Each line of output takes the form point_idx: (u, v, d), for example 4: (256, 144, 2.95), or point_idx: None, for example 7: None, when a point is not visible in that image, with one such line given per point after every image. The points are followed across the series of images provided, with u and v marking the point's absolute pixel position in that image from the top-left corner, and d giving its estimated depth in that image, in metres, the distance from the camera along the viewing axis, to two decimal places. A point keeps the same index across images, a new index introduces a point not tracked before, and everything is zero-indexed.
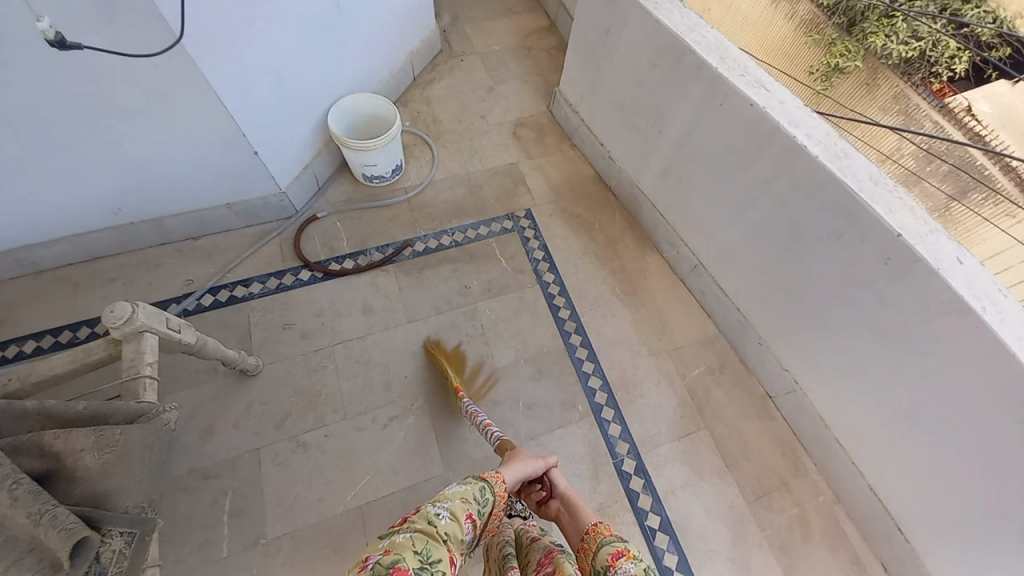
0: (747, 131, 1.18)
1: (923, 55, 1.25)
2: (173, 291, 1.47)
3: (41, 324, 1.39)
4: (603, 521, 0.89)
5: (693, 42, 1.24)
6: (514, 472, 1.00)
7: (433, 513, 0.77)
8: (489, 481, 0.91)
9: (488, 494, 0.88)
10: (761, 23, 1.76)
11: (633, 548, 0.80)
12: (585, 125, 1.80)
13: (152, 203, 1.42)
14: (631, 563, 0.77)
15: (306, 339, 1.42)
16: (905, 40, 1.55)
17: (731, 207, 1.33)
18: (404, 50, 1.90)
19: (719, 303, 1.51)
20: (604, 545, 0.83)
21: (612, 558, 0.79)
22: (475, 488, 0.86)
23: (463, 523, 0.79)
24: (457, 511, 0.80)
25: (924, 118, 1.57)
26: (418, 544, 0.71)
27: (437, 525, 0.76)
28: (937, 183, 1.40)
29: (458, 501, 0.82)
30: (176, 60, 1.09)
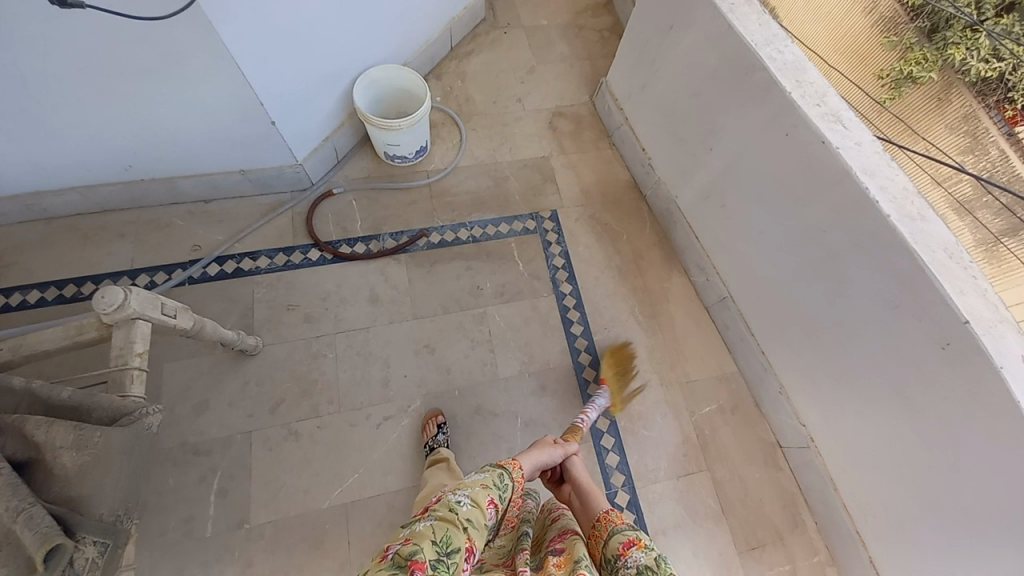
0: (810, 171, 1.06)
1: (990, 77, 1.05)
2: (180, 256, 1.43)
3: (47, 274, 1.37)
4: (614, 509, 0.88)
5: (767, 58, 1.09)
6: (533, 458, 0.99)
7: (454, 501, 0.78)
8: (508, 467, 0.91)
9: (508, 479, 0.89)
10: (836, 10, 1.25)
11: (644, 536, 0.80)
12: (628, 125, 1.66)
13: (164, 162, 1.35)
14: (642, 552, 0.77)
15: (308, 323, 1.38)
16: (987, 56, 1.04)
17: (775, 246, 1.22)
18: (444, 17, 1.75)
19: (742, 341, 1.42)
20: (615, 532, 0.83)
21: (623, 547, 0.79)
22: (495, 475, 0.87)
23: (485, 509, 0.80)
24: (479, 497, 0.81)
25: (990, 146, 1.07)
26: (438, 532, 0.70)
27: (458, 512, 0.76)
28: (986, 217, 1.05)
29: (479, 488, 0.83)
30: (192, 26, 0.99)
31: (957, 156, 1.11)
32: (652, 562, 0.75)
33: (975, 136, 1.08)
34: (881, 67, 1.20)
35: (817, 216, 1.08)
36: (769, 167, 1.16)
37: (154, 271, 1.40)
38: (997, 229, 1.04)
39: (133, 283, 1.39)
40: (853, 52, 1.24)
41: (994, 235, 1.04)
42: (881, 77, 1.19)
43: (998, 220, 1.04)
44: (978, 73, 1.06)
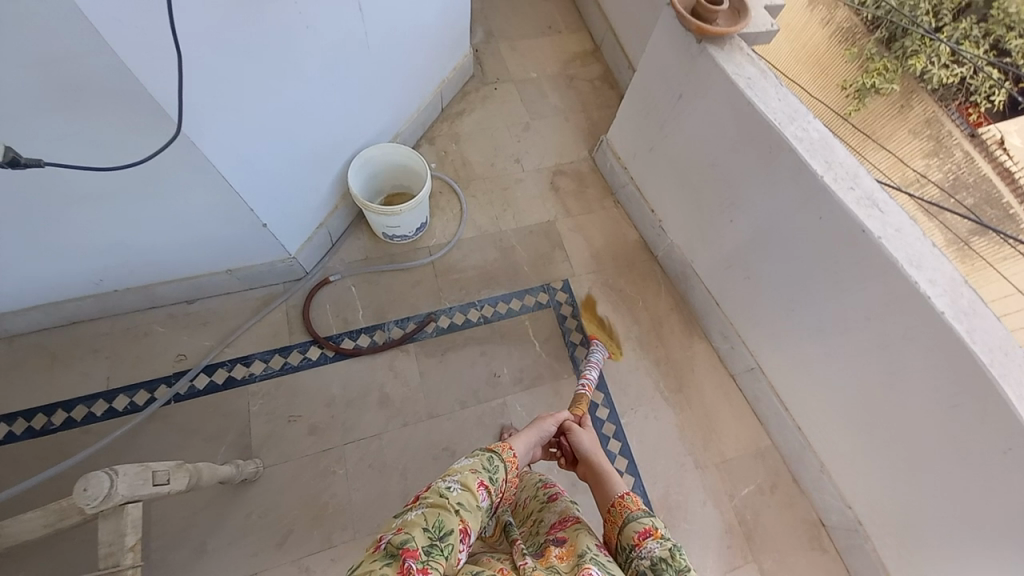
0: (851, 260, 1.01)
1: (950, 81, 1.75)
2: (163, 370, 1.28)
3: (10, 405, 1.21)
4: (629, 493, 0.82)
5: (793, 137, 1.04)
6: (527, 441, 0.92)
7: (443, 486, 0.72)
8: (497, 450, 0.83)
9: (498, 462, 0.81)
10: (809, 36, 1.73)
11: (661, 525, 0.75)
12: (634, 185, 1.58)
13: (138, 273, 1.22)
14: (657, 543, 0.72)
15: (314, 437, 1.25)
16: (945, 67, 1.76)
17: (814, 326, 1.16)
18: (434, 82, 1.67)
19: (776, 414, 1.35)
20: (631, 520, 0.77)
21: (637, 537, 0.74)
22: (483, 458, 0.79)
23: (475, 493, 0.74)
24: (468, 481, 0.75)
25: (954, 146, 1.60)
26: (429, 519, 0.67)
27: (448, 497, 0.71)
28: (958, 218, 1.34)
29: (468, 472, 0.76)
30: (181, 151, 0.90)
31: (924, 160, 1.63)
32: (667, 554, 0.70)
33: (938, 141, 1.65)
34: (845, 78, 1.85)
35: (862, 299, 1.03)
36: (800, 248, 1.11)
37: (134, 389, 1.26)
38: (967, 231, 1.30)
39: (111, 406, 1.24)
40: (813, 58, 1.77)
41: (964, 235, 1.31)
42: (846, 90, 1.83)
43: (964, 222, 1.32)
44: (942, 78, 1.77)
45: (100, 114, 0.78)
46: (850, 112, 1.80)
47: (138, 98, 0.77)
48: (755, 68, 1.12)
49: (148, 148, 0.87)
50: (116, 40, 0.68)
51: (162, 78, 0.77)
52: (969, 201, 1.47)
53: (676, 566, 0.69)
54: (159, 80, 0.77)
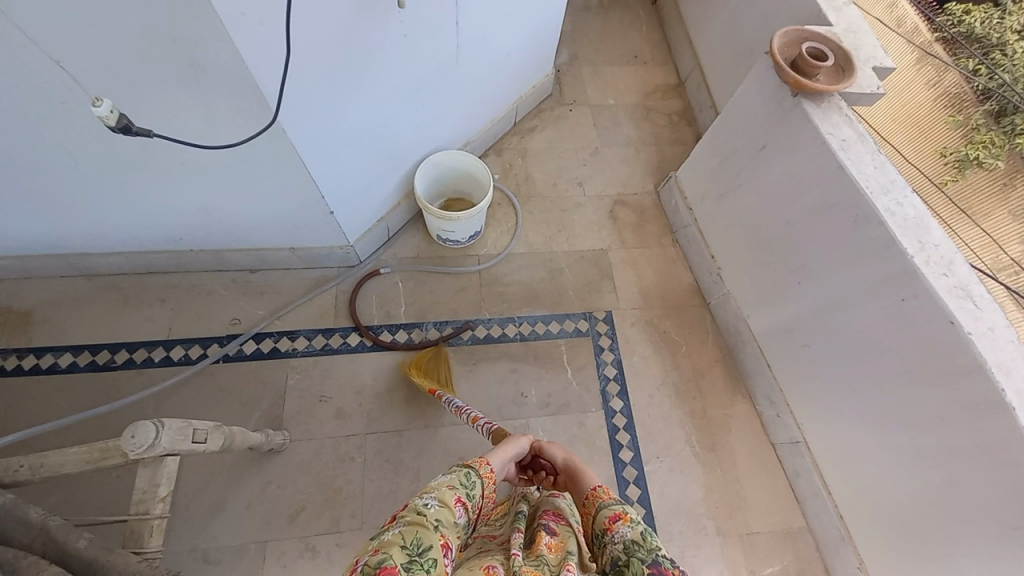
0: (930, 351, 0.94)
1: None
2: (217, 330, 1.37)
3: (85, 337, 1.34)
4: (601, 485, 0.81)
5: (884, 210, 0.98)
6: (502, 457, 0.91)
7: (420, 504, 0.69)
8: (474, 465, 0.82)
9: (474, 477, 0.80)
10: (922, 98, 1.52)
11: (632, 509, 0.73)
12: (697, 227, 1.53)
13: (213, 237, 1.31)
14: (628, 527, 0.70)
15: (340, 420, 1.29)
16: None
17: (875, 411, 1.07)
18: (512, 97, 1.70)
19: (815, 496, 1.25)
20: (603, 508, 0.76)
21: (608, 521, 0.73)
22: (460, 474, 0.78)
23: (453, 508, 0.71)
24: (446, 497, 0.72)
25: None
26: (407, 537, 0.63)
27: (426, 514, 0.68)
28: None
29: (445, 488, 0.74)
30: (273, 138, 0.96)
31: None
32: (639, 537, 0.68)
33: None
34: (944, 144, 1.48)
35: (939, 397, 0.95)
36: (875, 328, 1.03)
37: (189, 343, 1.35)
38: None
39: (167, 355, 1.33)
40: (913, 121, 1.51)
41: None
42: (945, 157, 1.45)
43: None
44: None
45: (209, 95, 0.85)
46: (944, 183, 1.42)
47: (244, 85, 0.83)
48: (852, 131, 1.07)
49: (244, 131, 0.94)
50: (235, 32, 0.74)
51: (268, 68, 0.82)
52: None
53: (648, 548, 0.66)
54: (267, 71, 0.83)
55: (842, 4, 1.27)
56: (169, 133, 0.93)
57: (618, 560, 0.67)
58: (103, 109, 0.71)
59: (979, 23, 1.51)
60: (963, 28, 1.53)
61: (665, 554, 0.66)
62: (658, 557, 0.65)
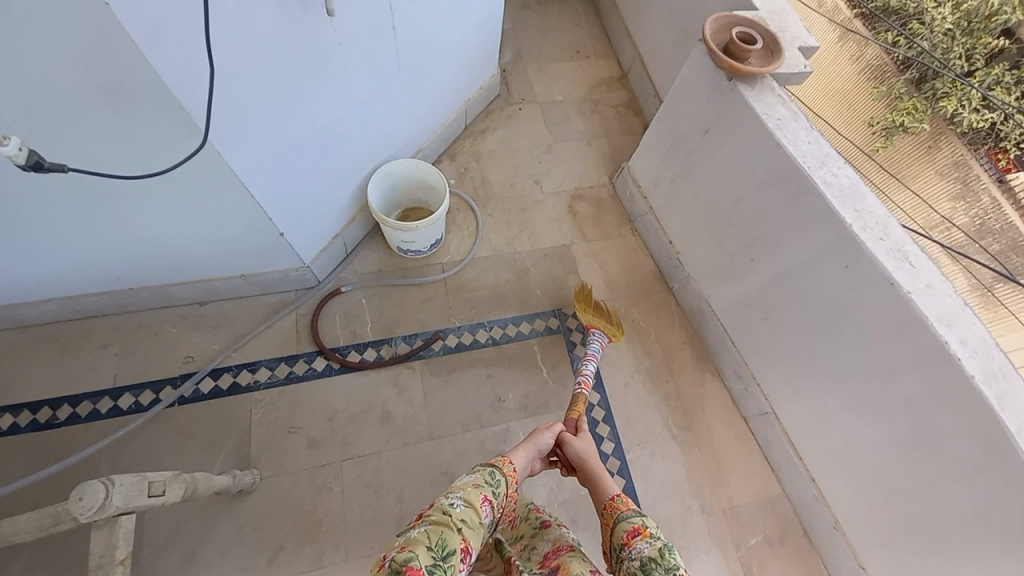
0: (878, 314, 0.99)
1: (981, 126, 1.68)
2: (169, 371, 1.28)
3: (19, 396, 1.22)
4: (619, 495, 0.84)
5: (822, 182, 1.03)
6: (524, 457, 0.92)
7: (447, 504, 0.74)
8: (497, 464, 0.85)
9: (499, 475, 0.83)
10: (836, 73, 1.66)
11: (651, 524, 0.77)
12: (653, 214, 1.56)
13: (156, 273, 1.23)
14: (646, 543, 0.74)
15: (313, 450, 1.23)
16: (974, 111, 1.71)
17: (835, 376, 1.13)
18: (460, 100, 1.68)
19: (788, 461, 1.31)
20: (621, 520, 0.79)
21: (627, 536, 0.77)
22: (486, 473, 0.81)
23: (479, 508, 0.75)
24: (472, 497, 0.76)
25: (982, 190, 1.45)
26: (432, 537, 0.68)
27: (452, 514, 0.72)
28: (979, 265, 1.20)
29: (471, 488, 0.78)
30: (205, 159, 0.90)
31: (949, 202, 1.46)
32: (656, 554, 0.72)
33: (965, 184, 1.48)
34: (873, 115, 1.76)
35: (891, 357, 1.00)
36: (827, 296, 1.08)
37: (139, 389, 1.26)
38: (988, 278, 1.17)
39: (115, 404, 1.23)
40: (841, 96, 1.68)
41: (986, 282, 1.17)
42: (873, 127, 1.74)
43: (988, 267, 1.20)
44: (971, 122, 1.70)
45: (131, 116, 0.78)
46: (877, 150, 1.67)
47: (168, 104, 0.77)
48: (786, 109, 1.11)
49: (172, 153, 0.87)
50: (151, 51, 0.68)
51: (193, 89, 0.76)
52: (994, 247, 1.35)
53: (665, 564, 0.71)
54: (192, 89, 0.76)
55: None
56: (86, 163, 0.85)
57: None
58: (10, 147, 0.63)
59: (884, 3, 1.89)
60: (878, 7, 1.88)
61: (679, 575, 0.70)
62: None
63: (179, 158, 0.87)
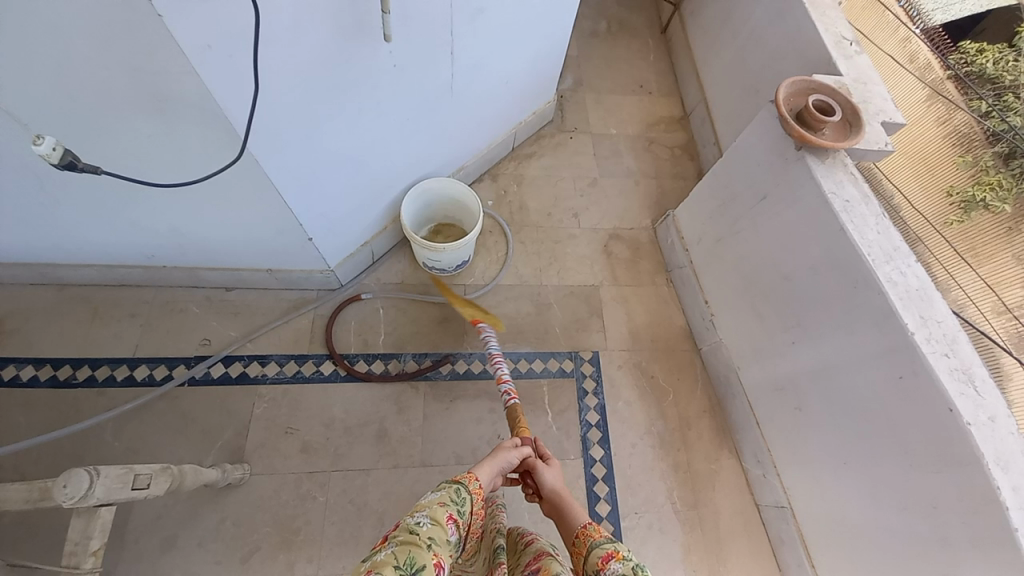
0: (928, 439, 0.88)
1: None
2: (185, 351, 1.31)
3: (46, 350, 1.28)
4: (592, 523, 0.80)
5: (886, 279, 0.93)
6: (491, 471, 0.88)
7: (413, 522, 0.71)
8: (463, 481, 0.82)
9: (465, 493, 0.80)
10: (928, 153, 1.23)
11: (623, 548, 0.73)
12: (692, 269, 1.48)
13: (187, 256, 1.27)
14: (618, 564, 0.70)
15: (305, 455, 1.23)
16: None
17: (865, 490, 1.02)
18: (511, 122, 1.66)
19: (799, 566, 1.19)
20: (593, 547, 0.75)
21: (600, 560, 0.72)
22: (452, 490, 0.79)
23: (446, 526, 0.72)
24: (438, 515, 0.74)
25: None
26: (400, 557, 0.65)
27: (419, 532, 0.70)
28: None
29: (437, 506, 0.75)
30: (245, 164, 0.91)
31: None
32: (630, 572, 0.69)
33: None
34: (952, 184, 1.18)
35: (932, 486, 0.89)
36: (872, 401, 0.97)
37: (155, 363, 1.29)
38: None
39: (130, 374, 1.27)
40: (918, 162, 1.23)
41: None
42: (950, 197, 1.17)
43: None
44: None
45: (180, 118, 0.80)
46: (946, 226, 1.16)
47: (211, 112, 0.78)
48: (856, 191, 1.01)
49: (216, 155, 0.88)
50: (200, 62, 0.69)
51: (237, 99, 0.78)
52: None
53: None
54: (235, 98, 0.77)
55: (854, 52, 1.23)
56: (133, 155, 0.87)
57: None
58: (42, 147, 0.67)
59: (992, 63, 1.19)
60: (971, 69, 1.22)
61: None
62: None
63: (222, 162, 0.89)
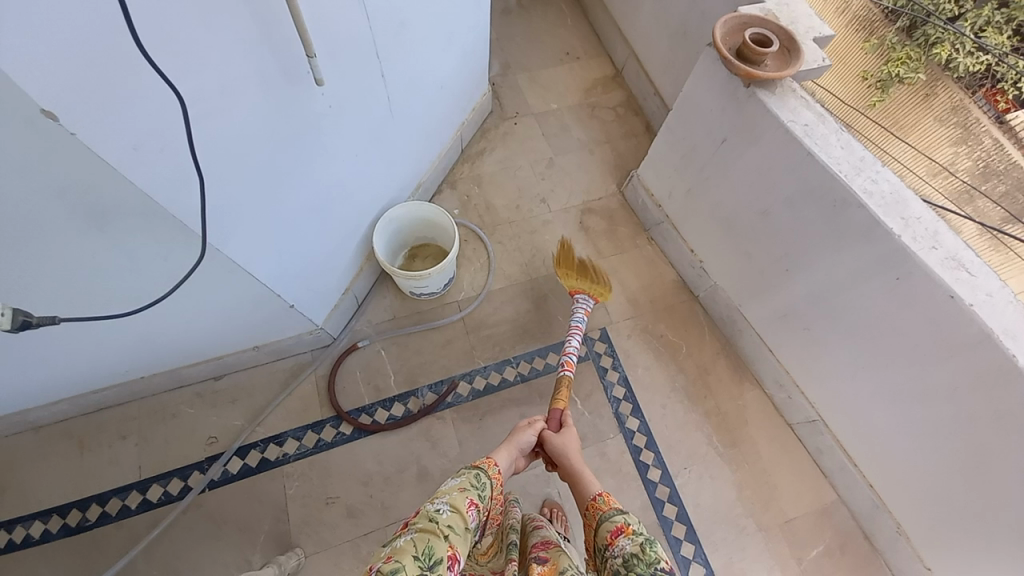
0: (937, 329, 0.94)
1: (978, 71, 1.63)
2: (194, 455, 1.23)
3: (42, 501, 1.17)
4: (601, 494, 0.82)
5: (862, 191, 0.96)
6: (508, 457, 0.91)
7: (432, 510, 0.71)
8: (483, 466, 0.82)
9: (486, 478, 0.80)
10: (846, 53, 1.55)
11: (634, 521, 0.74)
12: (670, 223, 1.49)
13: (164, 359, 1.18)
14: (628, 540, 0.71)
15: (353, 519, 1.19)
16: (972, 60, 1.65)
17: (887, 386, 1.08)
18: (454, 125, 1.60)
19: (842, 469, 1.27)
20: (604, 520, 0.77)
21: (611, 535, 0.74)
22: (471, 476, 0.78)
23: (466, 513, 0.72)
24: (458, 502, 0.73)
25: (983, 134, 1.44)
26: (419, 546, 0.64)
27: (437, 521, 0.69)
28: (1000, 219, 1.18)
29: (457, 492, 0.75)
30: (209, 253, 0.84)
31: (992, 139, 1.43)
32: (638, 549, 0.69)
33: (962, 121, 1.47)
34: (865, 68, 1.60)
35: (949, 369, 0.95)
36: (875, 307, 1.02)
37: (166, 478, 1.21)
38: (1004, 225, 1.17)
39: (144, 498, 1.19)
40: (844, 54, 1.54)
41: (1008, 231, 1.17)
42: (868, 78, 1.59)
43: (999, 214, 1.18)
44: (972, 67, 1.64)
45: (130, 228, 0.73)
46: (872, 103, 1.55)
47: (158, 215, 0.72)
48: (812, 113, 1.04)
49: (176, 254, 0.82)
50: (130, 166, 0.62)
51: (181, 192, 0.71)
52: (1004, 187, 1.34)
53: (646, 559, 0.68)
54: (180, 196, 0.71)
55: None
56: (84, 278, 0.79)
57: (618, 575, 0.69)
58: None
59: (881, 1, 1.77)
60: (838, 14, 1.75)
61: (663, 567, 0.67)
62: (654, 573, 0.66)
63: (187, 257, 0.82)
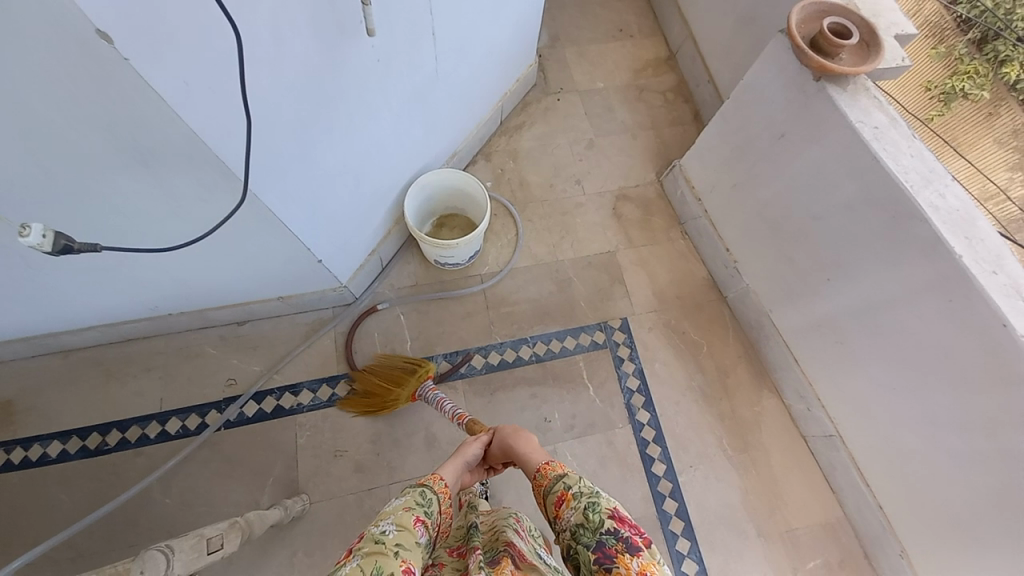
0: (985, 358, 0.89)
1: None
2: (213, 395, 1.27)
3: (70, 421, 1.23)
4: (551, 460, 0.82)
5: (927, 205, 0.90)
6: (452, 472, 0.87)
7: (377, 532, 0.68)
8: (428, 483, 0.80)
9: (431, 493, 0.78)
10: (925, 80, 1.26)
11: (575, 485, 0.76)
12: (708, 219, 1.44)
13: (192, 300, 1.20)
14: (571, 509, 0.73)
15: (359, 474, 1.22)
16: None
17: (918, 411, 1.03)
18: (496, 95, 1.56)
19: (854, 489, 1.24)
20: (548, 492, 0.78)
21: (555, 506, 0.76)
22: (415, 494, 0.76)
23: (413, 529, 0.70)
24: (404, 520, 0.71)
25: None
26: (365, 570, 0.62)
27: (385, 541, 0.67)
28: None
29: (402, 511, 0.73)
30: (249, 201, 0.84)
31: None
32: (582, 518, 0.71)
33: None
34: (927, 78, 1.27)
35: (989, 400, 0.90)
36: (920, 327, 0.97)
37: (185, 413, 1.25)
38: None
39: (163, 429, 1.24)
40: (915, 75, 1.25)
41: None
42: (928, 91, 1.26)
43: None
44: None
45: (174, 167, 0.73)
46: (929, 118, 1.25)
47: (204, 159, 0.72)
48: (884, 116, 0.97)
49: (215, 198, 0.81)
50: (182, 105, 0.62)
51: (229, 138, 0.71)
52: None
53: (591, 525, 0.70)
54: (228, 140, 0.71)
55: None
56: (122, 211, 0.80)
57: (571, 548, 0.72)
58: (31, 237, 0.61)
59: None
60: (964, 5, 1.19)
61: (607, 529, 0.69)
62: (601, 537, 0.69)
63: (227, 202, 0.82)
